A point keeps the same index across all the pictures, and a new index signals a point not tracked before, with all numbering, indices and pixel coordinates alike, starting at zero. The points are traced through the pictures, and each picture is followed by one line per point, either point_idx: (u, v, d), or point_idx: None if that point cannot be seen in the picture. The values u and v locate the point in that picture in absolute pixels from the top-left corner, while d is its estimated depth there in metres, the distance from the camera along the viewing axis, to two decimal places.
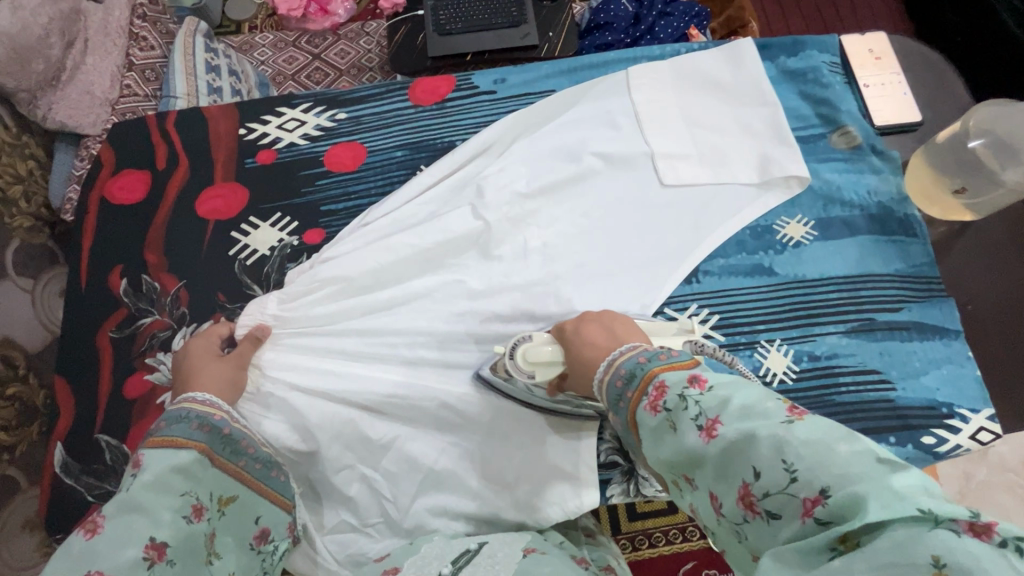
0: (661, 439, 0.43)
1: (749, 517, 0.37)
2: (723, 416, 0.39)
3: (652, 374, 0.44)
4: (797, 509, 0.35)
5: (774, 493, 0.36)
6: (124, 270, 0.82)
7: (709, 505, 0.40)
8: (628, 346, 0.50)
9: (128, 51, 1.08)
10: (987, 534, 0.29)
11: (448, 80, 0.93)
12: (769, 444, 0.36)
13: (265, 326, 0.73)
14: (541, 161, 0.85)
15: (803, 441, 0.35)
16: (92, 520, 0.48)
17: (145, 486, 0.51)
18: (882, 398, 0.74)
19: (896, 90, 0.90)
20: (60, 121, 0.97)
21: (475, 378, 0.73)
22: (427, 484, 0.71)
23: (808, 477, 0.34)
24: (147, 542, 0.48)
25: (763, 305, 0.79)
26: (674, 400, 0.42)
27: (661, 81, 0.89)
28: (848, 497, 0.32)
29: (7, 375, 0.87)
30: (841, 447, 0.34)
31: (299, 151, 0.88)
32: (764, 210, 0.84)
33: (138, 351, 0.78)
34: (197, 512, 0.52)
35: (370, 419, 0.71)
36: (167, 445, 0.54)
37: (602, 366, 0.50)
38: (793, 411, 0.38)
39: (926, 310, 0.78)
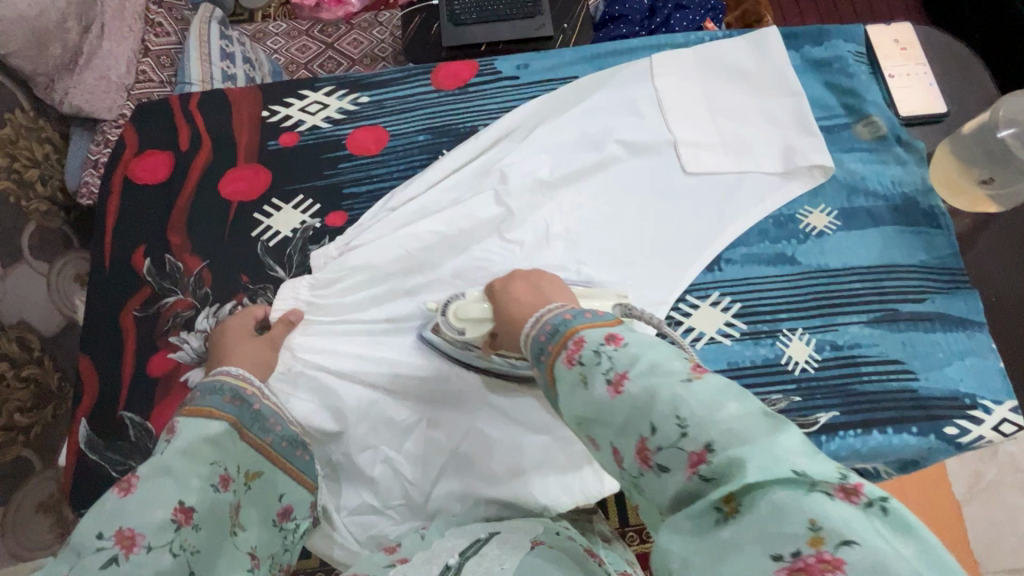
0: (572, 393, 0.42)
1: (643, 470, 0.38)
2: (631, 371, 0.39)
3: (574, 330, 0.44)
4: (684, 463, 0.36)
5: (666, 447, 0.36)
6: (147, 250, 0.82)
7: (611, 459, 0.41)
8: (555, 304, 0.48)
9: (144, 36, 1.09)
10: (854, 496, 0.31)
11: (471, 66, 0.92)
12: (667, 403, 0.37)
13: (299, 312, 0.73)
14: (563, 149, 0.85)
15: (696, 400, 0.36)
16: (127, 479, 0.48)
17: (176, 452, 0.50)
18: (904, 388, 0.74)
19: (922, 80, 0.89)
20: (76, 105, 0.97)
21: (418, 340, 0.74)
22: (449, 468, 0.71)
23: (696, 433, 0.35)
24: (176, 505, 0.48)
25: (784, 294, 0.79)
26: (589, 355, 0.42)
27: (685, 70, 0.89)
28: (730, 458, 0.34)
29: (24, 357, 0.91)
30: (730, 407, 0.35)
31: (322, 134, 0.88)
32: (788, 199, 0.84)
33: (161, 330, 0.78)
34: (224, 481, 0.53)
35: (392, 402, 0.72)
36: (200, 415, 0.54)
37: (530, 320, 0.49)
38: (694, 369, 0.39)
39: (950, 301, 0.78)
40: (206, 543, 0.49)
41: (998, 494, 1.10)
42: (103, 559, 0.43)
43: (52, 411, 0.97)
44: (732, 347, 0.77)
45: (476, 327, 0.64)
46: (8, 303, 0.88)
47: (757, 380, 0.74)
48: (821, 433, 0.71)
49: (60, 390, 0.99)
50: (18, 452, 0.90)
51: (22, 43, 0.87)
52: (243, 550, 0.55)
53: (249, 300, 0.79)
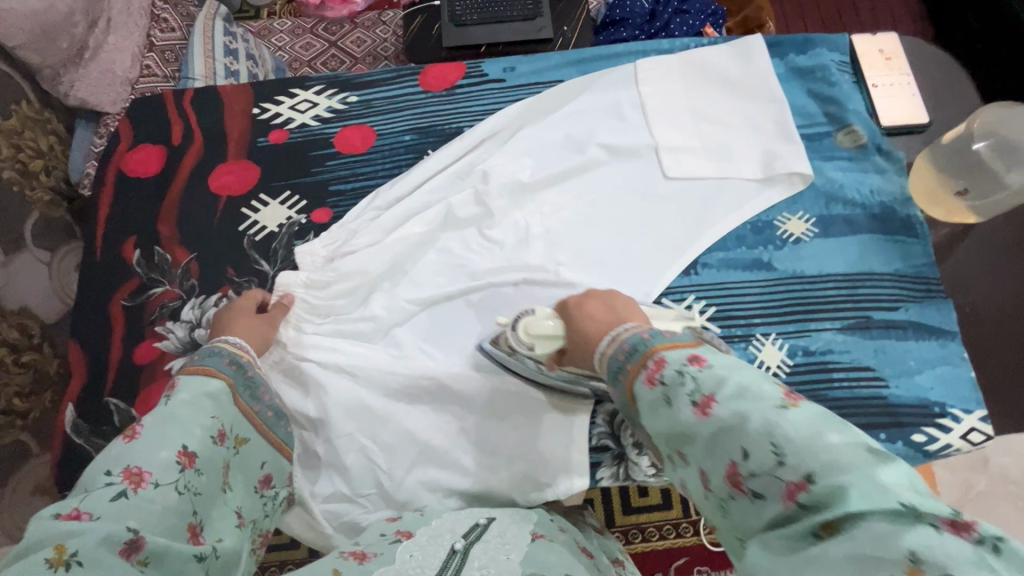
0: (653, 412, 0.42)
1: (733, 493, 0.37)
2: (719, 394, 0.39)
3: (653, 350, 0.43)
4: (781, 491, 0.35)
5: (760, 473, 0.36)
6: (137, 241, 0.84)
7: (697, 480, 0.41)
8: (633, 323, 0.49)
9: (149, 32, 1.11)
10: (965, 531, 0.30)
11: (458, 68, 0.94)
12: (760, 429, 0.36)
13: (291, 295, 0.77)
14: (547, 152, 0.87)
15: (793, 427, 0.35)
16: (132, 427, 0.50)
17: (181, 404, 0.53)
18: (875, 395, 0.75)
19: (904, 91, 0.90)
20: (81, 98, 1.00)
21: (479, 350, 0.76)
22: (421, 458, 0.72)
23: (795, 462, 0.34)
24: (180, 449, 0.50)
25: (759, 300, 0.80)
26: (672, 375, 0.41)
27: (670, 75, 0.90)
28: (833, 486, 0.33)
29: (23, 343, 0.93)
30: (832, 436, 0.34)
31: (310, 131, 0.90)
32: (766, 206, 0.85)
33: (148, 319, 0.80)
34: (221, 436, 0.55)
35: (368, 392, 0.74)
36: (200, 373, 0.57)
37: (605, 339, 0.49)
38: (788, 396, 0.38)
39: (923, 310, 0.79)
40: (208, 489, 0.52)
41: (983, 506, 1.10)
42: (111, 493, 0.45)
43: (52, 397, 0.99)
44: None
45: (546, 343, 0.64)
46: (8, 291, 0.91)
47: None
48: None
49: (60, 376, 1.01)
50: (16, 437, 0.94)
51: (29, 36, 0.89)
52: (232, 508, 0.55)
53: (234, 292, 0.81)
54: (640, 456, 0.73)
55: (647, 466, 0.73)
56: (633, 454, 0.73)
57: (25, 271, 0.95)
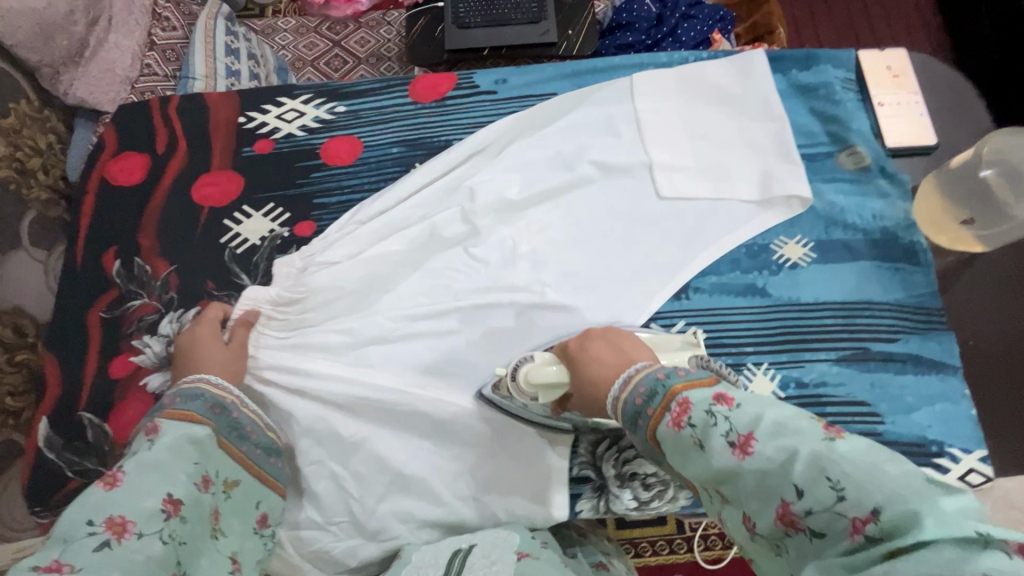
0: (687, 458, 0.41)
1: (789, 533, 0.36)
2: (757, 432, 0.38)
3: (674, 391, 0.43)
4: (845, 528, 0.34)
5: (818, 510, 0.35)
6: (118, 251, 0.83)
7: (739, 524, 0.39)
8: (642, 364, 0.49)
9: (149, 30, 1.11)
10: None
11: (449, 79, 0.91)
12: (811, 462, 0.36)
13: (256, 312, 0.75)
14: (537, 167, 0.84)
15: (847, 458, 0.35)
16: (112, 475, 0.52)
17: (163, 449, 0.56)
18: (870, 431, 0.72)
19: (912, 110, 0.86)
20: (81, 97, 0.98)
21: (477, 397, 0.73)
22: (394, 487, 0.70)
23: (859, 496, 0.33)
24: (166, 496, 0.53)
25: (752, 327, 0.77)
26: (701, 417, 0.41)
27: (666, 91, 0.87)
28: (903, 514, 0.32)
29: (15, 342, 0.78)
30: (888, 467, 0.34)
31: (296, 142, 0.88)
32: (762, 228, 0.81)
33: (124, 332, 0.79)
34: (205, 481, 0.58)
35: (343, 417, 0.72)
36: (183, 418, 0.59)
37: (618, 384, 0.49)
38: (829, 429, 0.37)
39: (924, 342, 0.75)
40: (190, 537, 0.54)
41: None
42: (94, 543, 0.47)
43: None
44: None
45: (549, 392, 0.64)
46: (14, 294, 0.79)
47: None
48: None
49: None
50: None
51: (28, 34, 0.85)
52: (223, 553, 0.59)
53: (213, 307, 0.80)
54: (622, 490, 0.70)
55: (629, 500, 0.70)
56: (614, 487, 0.70)
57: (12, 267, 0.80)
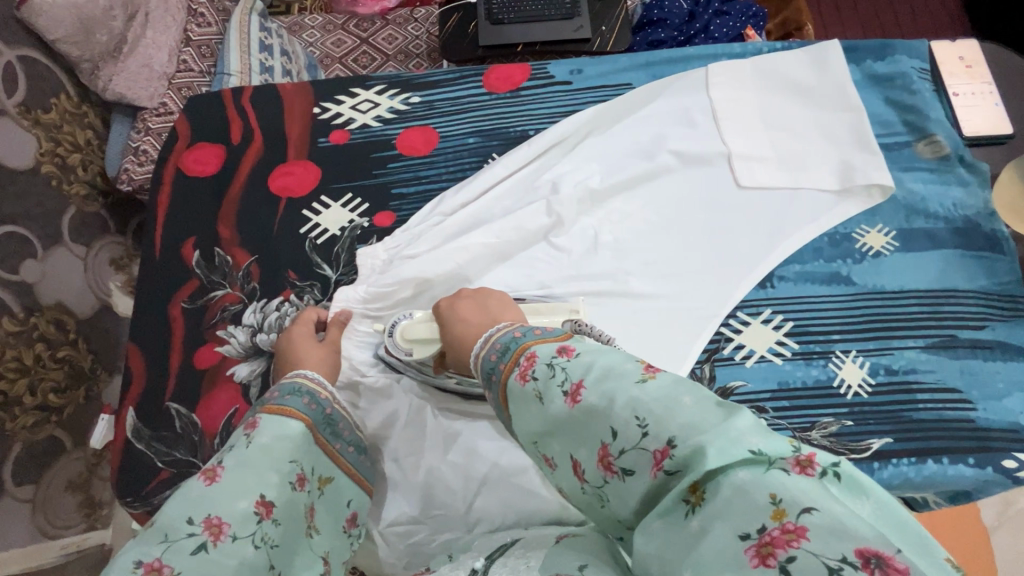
0: (529, 409, 0.43)
1: (608, 476, 0.38)
2: (585, 380, 0.41)
3: (524, 347, 0.46)
4: (649, 463, 0.36)
5: (628, 449, 0.37)
6: (196, 242, 0.83)
7: (574, 472, 0.41)
8: (504, 324, 0.51)
9: (186, 26, 1.16)
10: (808, 467, 0.32)
11: (523, 69, 0.92)
12: (625, 406, 0.38)
13: (348, 311, 0.75)
14: (615, 157, 0.85)
15: (654, 399, 0.37)
16: (212, 469, 0.50)
17: (260, 448, 0.53)
18: (961, 418, 0.72)
19: (988, 100, 0.87)
20: (118, 92, 1.03)
21: (377, 357, 0.75)
22: (491, 479, 0.68)
23: (658, 431, 0.36)
24: (258, 498, 0.50)
25: (838, 314, 0.77)
26: (543, 369, 0.43)
27: (741, 80, 0.87)
28: (691, 448, 0.34)
29: (62, 339, 1.04)
30: (686, 399, 0.36)
31: (371, 133, 0.88)
32: (843, 218, 0.82)
33: (209, 323, 0.79)
34: (300, 480, 0.55)
35: (439, 408, 0.73)
36: (280, 413, 0.57)
37: (480, 342, 0.51)
38: (647, 369, 0.40)
39: (1011, 330, 0.76)
40: (284, 539, 0.51)
41: None
42: (193, 545, 0.45)
43: (83, 393, 1.09)
44: (783, 366, 0.75)
45: (425, 345, 0.69)
46: (48, 285, 1.00)
47: (808, 402, 0.73)
48: (873, 459, 0.70)
49: (91, 371, 1.11)
50: (52, 431, 1.02)
51: (69, 29, 0.92)
52: (317, 553, 0.56)
53: (297, 297, 0.79)
54: None
55: None
56: None
57: (61, 261, 1.03)
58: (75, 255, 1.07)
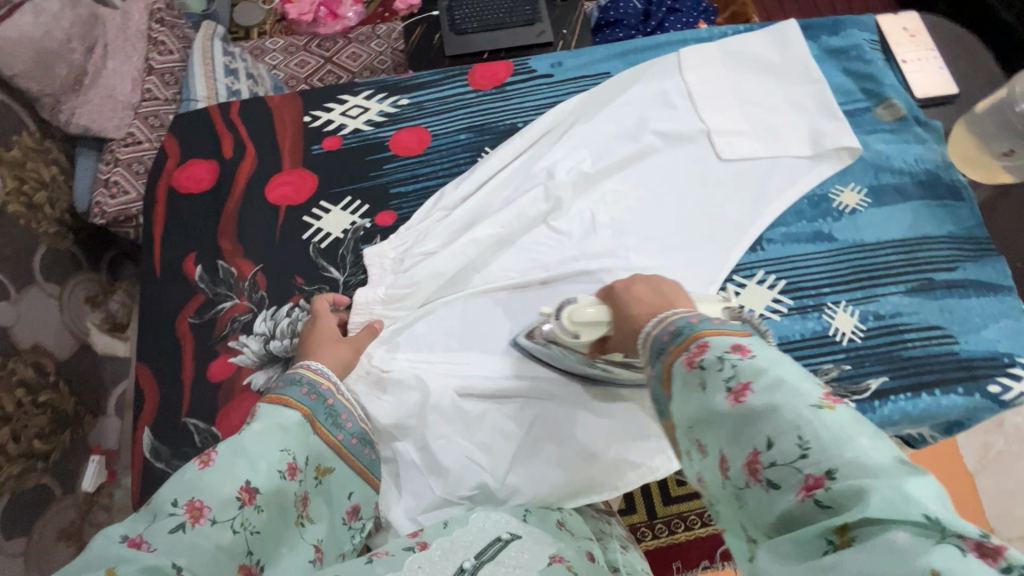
0: (682, 396, 0.40)
1: (749, 483, 0.36)
2: (756, 383, 0.37)
3: (698, 333, 0.41)
4: (798, 485, 0.34)
5: (780, 464, 0.35)
6: (198, 257, 0.82)
7: (712, 471, 0.39)
8: (683, 309, 0.46)
9: (147, 55, 1.13)
10: (993, 557, 0.28)
11: (506, 66, 0.95)
12: (791, 420, 0.35)
13: (379, 321, 0.76)
14: (602, 143, 0.88)
15: (827, 425, 0.34)
16: (207, 453, 0.51)
17: (253, 435, 0.54)
18: (947, 351, 0.78)
19: (932, 64, 0.95)
20: (83, 125, 1.02)
21: (513, 343, 0.77)
22: (522, 454, 0.72)
23: (820, 456, 0.33)
24: (242, 484, 0.50)
25: (826, 269, 0.83)
26: (712, 360, 0.39)
27: (712, 63, 0.93)
28: (851, 489, 0.32)
29: (43, 383, 1.00)
30: (863, 440, 0.33)
31: (364, 137, 0.89)
32: (819, 180, 0.87)
33: (219, 335, 0.78)
34: (292, 469, 0.54)
35: (461, 392, 0.74)
36: (278, 402, 0.58)
37: (653, 320, 0.47)
38: (829, 396, 0.36)
39: (980, 268, 0.82)
40: (267, 526, 0.51)
41: (1008, 463, 1.14)
42: (173, 524, 0.47)
43: (69, 437, 1.06)
44: (781, 321, 0.79)
45: (590, 330, 0.61)
46: (24, 327, 0.97)
47: (808, 352, 0.77)
48: (873, 398, 0.75)
49: (75, 414, 1.08)
50: (39, 479, 0.98)
51: (27, 64, 0.92)
52: (309, 543, 0.56)
53: (306, 301, 0.80)
54: None
55: None
56: None
57: (36, 301, 1.00)
58: (49, 295, 1.04)
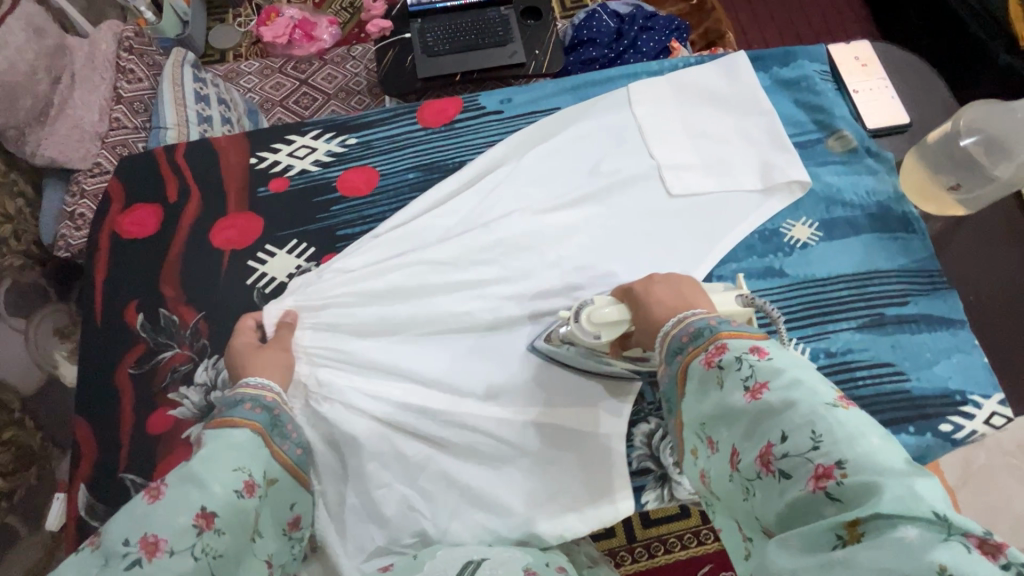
0: (704, 390, 0.48)
1: (761, 473, 0.43)
2: (771, 383, 0.44)
3: (718, 336, 0.49)
4: (809, 475, 0.40)
5: (792, 454, 0.41)
6: (140, 305, 0.81)
7: (726, 462, 0.46)
8: (701, 309, 0.54)
9: (116, 84, 1.08)
10: (993, 553, 0.33)
11: (455, 103, 0.95)
12: (804, 416, 0.42)
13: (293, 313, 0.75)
14: (549, 180, 0.88)
15: (838, 422, 0.40)
16: (155, 487, 0.49)
17: (202, 459, 0.51)
18: (898, 389, 0.77)
19: (884, 94, 0.94)
20: (49, 156, 1.01)
21: (531, 348, 0.78)
22: (464, 502, 0.71)
23: (830, 449, 0.39)
24: (198, 510, 0.48)
25: (778, 305, 0.82)
26: (730, 360, 0.47)
27: (661, 96, 0.92)
28: (865, 482, 0.37)
29: (5, 420, 0.98)
30: (873, 439, 0.39)
31: (312, 177, 0.88)
32: (770, 214, 0.87)
33: (159, 386, 0.77)
34: (248, 487, 0.51)
35: (404, 438, 0.72)
36: (224, 425, 0.54)
37: (672, 321, 0.55)
38: (841, 399, 0.42)
39: (931, 302, 0.81)
40: (230, 548, 0.49)
41: None
42: (127, 562, 0.45)
43: (34, 474, 1.03)
44: None
45: (611, 330, 0.66)
46: None
47: None
48: None
49: (42, 449, 1.04)
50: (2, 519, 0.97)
51: None
52: (259, 558, 0.55)
53: None
54: (683, 476, 0.72)
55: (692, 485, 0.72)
56: (676, 474, 0.73)
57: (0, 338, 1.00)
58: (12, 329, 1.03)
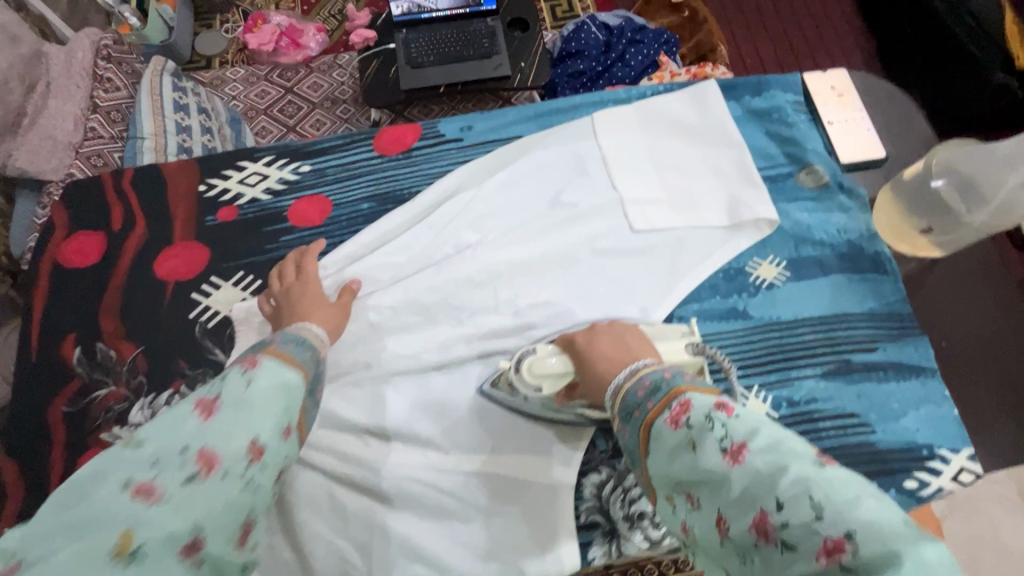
0: (675, 452, 0.41)
1: (758, 541, 0.36)
2: (751, 443, 0.38)
3: (677, 390, 0.44)
4: (816, 547, 0.33)
5: (794, 525, 0.34)
6: (78, 338, 0.78)
7: (712, 526, 0.39)
8: (651, 360, 0.50)
9: (92, 92, 1.03)
10: None
11: (414, 130, 0.92)
12: (795, 481, 0.35)
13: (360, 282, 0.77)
14: (506, 211, 0.84)
15: (833, 484, 0.35)
16: (208, 401, 0.39)
17: (262, 388, 0.41)
18: (863, 442, 0.73)
19: (860, 125, 0.90)
20: (20, 167, 0.97)
21: (480, 392, 0.74)
22: (402, 554, 0.67)
23: (834, 518, 0.33)
24: (251, 440, 0.38)
25: (740, 350, 0.78)
26: (697, 419, 0.41)
27: (626, 126, 0.89)
28: (882, 552, 0.31)
29: None
30: (870, 502, 0.34)
31: (262, 206, 0.86)
32: (736, 253, 0.83)
33: (92, 425, 0.74)
34: (288, 428, 0.41)
35: (345, 487, 0.70)
36: (283, 358, 0.44)
37: (624, 373, 0.50)
38: (822, 455, 0.37)
39: (901, 349, 0.78)
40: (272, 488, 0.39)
41: None
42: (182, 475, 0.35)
43: None
44: None
45: (554, 381, 0.65)
46: None
47: None
48: None
49: None
50: None
51: None
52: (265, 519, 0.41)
53: (188, 386, 0.75)
54: (632, 531, 0.68)
55: (641, 540, 0.67)
56: (625, 528, 0.68)
57: None
58: None
